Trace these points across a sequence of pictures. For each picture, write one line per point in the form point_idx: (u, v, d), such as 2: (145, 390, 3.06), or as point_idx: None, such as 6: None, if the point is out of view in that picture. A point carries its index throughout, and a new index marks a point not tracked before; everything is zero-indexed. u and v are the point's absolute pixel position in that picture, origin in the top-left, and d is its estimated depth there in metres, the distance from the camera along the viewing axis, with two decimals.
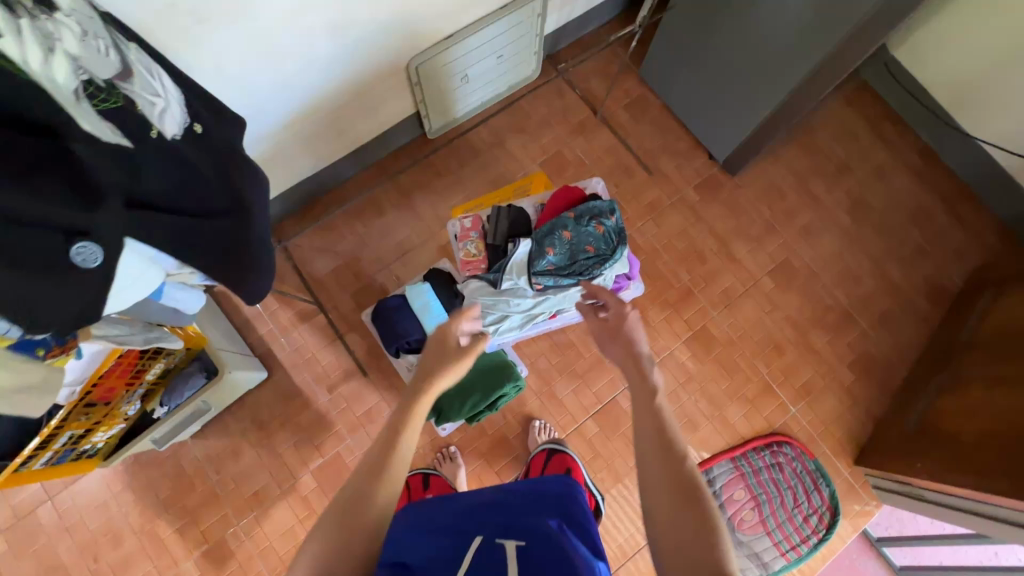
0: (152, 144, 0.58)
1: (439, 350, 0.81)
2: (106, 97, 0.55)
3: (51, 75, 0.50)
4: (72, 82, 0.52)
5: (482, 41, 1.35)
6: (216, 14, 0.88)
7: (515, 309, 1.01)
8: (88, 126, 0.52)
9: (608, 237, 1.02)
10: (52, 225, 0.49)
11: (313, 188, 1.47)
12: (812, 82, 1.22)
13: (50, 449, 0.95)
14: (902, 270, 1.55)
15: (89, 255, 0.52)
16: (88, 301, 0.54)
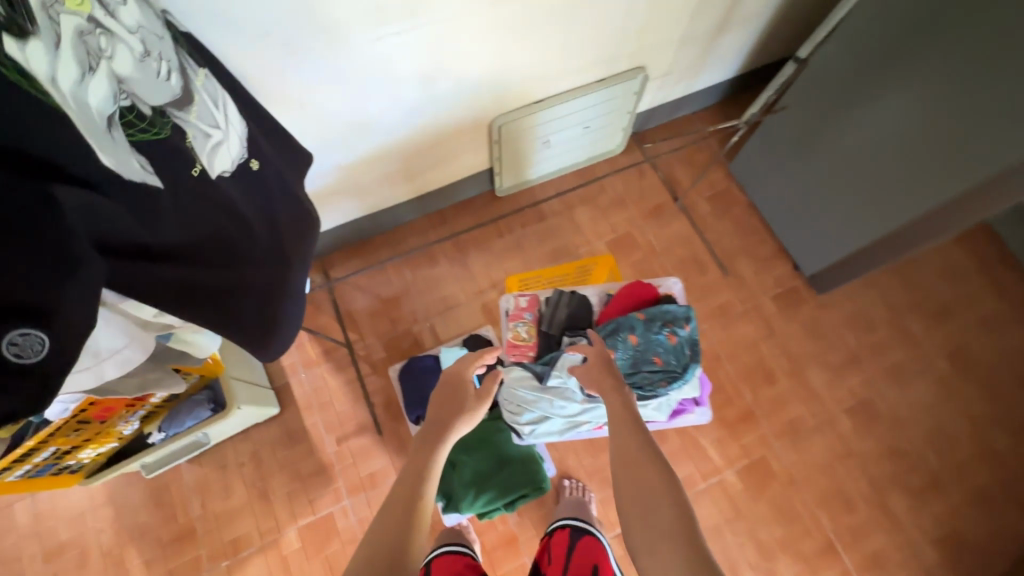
0: (186, 186, 0.57)
1: (454, 394, 0.83)
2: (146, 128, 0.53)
3: (91, 98, 0.47)
4: (109, 108, 0.49)
5: (572, 111, 1.30)
6: (312, 47, 0.86)
7: (557, 412, 0.96)
8: (111, 160, 0.48)
9: (680, 350, 0.90)
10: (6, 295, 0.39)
11: (370, 226, 1.42)
12: (935, 217, 1.06)
13: (30, 462, 0.86)
14: (1010, 442, 1.31)
15: (34, 346, 0.40)
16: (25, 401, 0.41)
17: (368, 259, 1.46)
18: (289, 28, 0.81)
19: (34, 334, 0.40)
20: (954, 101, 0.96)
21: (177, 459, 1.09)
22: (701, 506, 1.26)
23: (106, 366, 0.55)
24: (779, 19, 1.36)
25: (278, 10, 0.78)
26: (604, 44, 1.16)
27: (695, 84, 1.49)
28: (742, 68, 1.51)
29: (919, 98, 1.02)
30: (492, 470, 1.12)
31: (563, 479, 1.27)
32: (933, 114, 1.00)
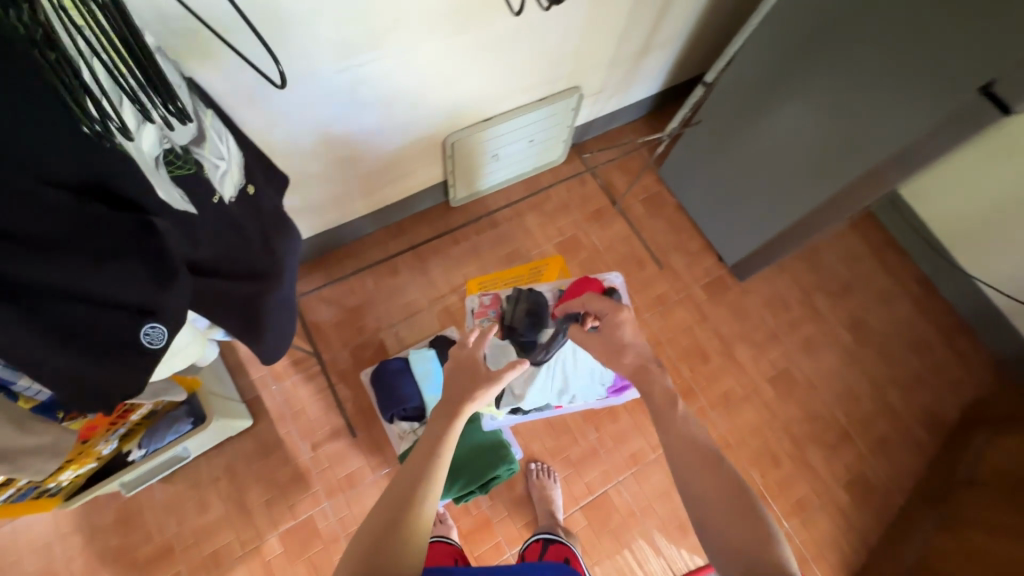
0: (213, 209, 0.64)
1: (466, 376, 0.82)
2: (181, 166, 0.61)
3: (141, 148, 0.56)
4: (153, 150, 0.58)
5: (517, 127, 1.43)
6: (282, 78, 0.94)
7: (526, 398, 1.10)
8: (163, 195, 0.58)
9: None
10: (124, 304, 0.54)
11: (333, 239, 1.49)
12: (824, 211, 1.28)
13: (13, 487, 0.88)
14: (900, 395, 1.56)
15: (160, 334, 0.57)
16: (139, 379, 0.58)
17: (332, 271, 1.53)
18: (263, 62, 0.89)
19: (157, 328, 0.56)
20: (830, 113, 1.17)
21: (156, 475, 1.12)
22: (652, 475, 1.42)
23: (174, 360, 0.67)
24: (691, 43, 1.55)
25: (252, 49, 0.86)
26: (543, 67, 1.29)
27: (625, 100, 1.67)
28: (664, 84, 1.70)
29: (805, 111, 1.22)
30: (465, 458, 1.22)
31: (530, 462, 1.39)
32: (816, 124, 1.21)
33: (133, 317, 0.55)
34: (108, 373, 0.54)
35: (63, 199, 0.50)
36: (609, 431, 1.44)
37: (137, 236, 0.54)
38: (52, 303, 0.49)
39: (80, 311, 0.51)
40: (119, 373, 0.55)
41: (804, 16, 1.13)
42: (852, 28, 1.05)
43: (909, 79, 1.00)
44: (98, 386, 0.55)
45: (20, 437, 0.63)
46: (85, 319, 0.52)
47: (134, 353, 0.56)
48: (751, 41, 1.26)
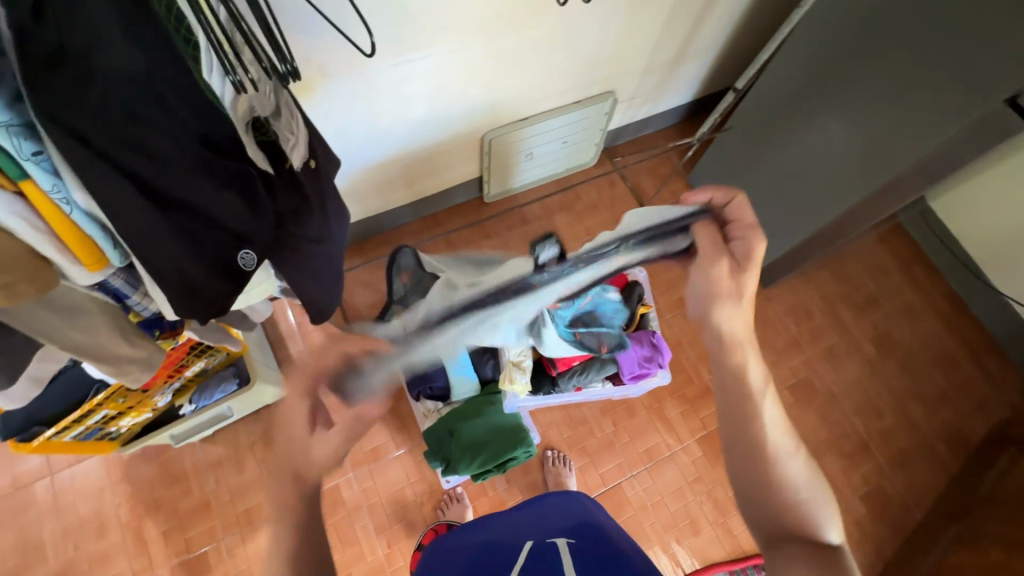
0: (285, 174, 0.68)
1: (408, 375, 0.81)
2: None
3: (236, 111, 0.58)
4: (246, 117, 0.60)
5: (552, 128, 1.50)
6: (346, 65, 1.02)
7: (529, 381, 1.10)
8: (252, 153, 0.60)
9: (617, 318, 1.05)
10: (228, 228, 0.57)
11: (372, 226, 1.58)
12: (854, 216, 1.30)
13: (83, 425, 0.98)
14: (923, 411, 1.55)
15: (252, 259, 0.61)
16: (227, 296, 0.61)
17: (369, 256, 1.61)
18: (323, 53, 0.97)
19: (252, 254, 0.61)
20: (859, 125, 1.20)
21: (202, 431, 1.21)
22: (666, 471, 1.45)
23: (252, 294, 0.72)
24: (726, 54, 1.60)
25: (321, 39, 0.95)
26: (582, 72, 1.37)
27: (658, 106, 1.72)
28: (697, 93, 1.75)
29: (834, 122, 1.25)
30: (484, 439, 1.27)
31: (546, 450, 1.44)
32: (846, 135, 1.24)
33: (231, 243, 0.59)
34: (210, 285, 0.59)
35: (188, 140, 0.52)
36: (625, 425, 1.48)
37: (241, 180, 0.59)
38: (174, 214, 0.53)
39: (194, 226, 0.55)
40: (216, 287, 0.60)
41: (837, 30, 1.17)
42: (883, 42, 1.10)
43: (935, 91, 1.04)
44: (199, 297, 0.59)
45: (123, 345, 0.67)
46: (193, 232, 0.55)
47: (228, 273, 0.60)
48: (783, 54, 1.31)
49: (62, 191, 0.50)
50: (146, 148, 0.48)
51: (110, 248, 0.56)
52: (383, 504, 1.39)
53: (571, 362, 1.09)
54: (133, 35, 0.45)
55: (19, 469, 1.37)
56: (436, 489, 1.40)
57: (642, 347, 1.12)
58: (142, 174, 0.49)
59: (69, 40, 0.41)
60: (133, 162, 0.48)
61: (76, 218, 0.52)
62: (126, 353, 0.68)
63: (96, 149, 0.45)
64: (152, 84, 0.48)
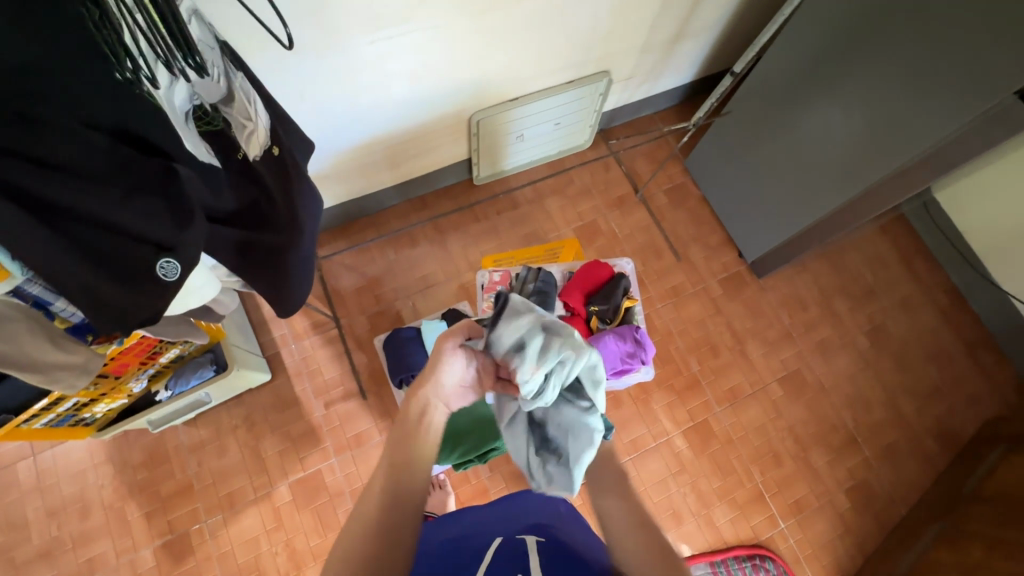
0: (236, 164, 0.66)
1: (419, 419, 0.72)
2: (209, 121, 0.63)
3: (173, 100, 0.56)
4: (184, 105, 0.59)
5: (543, 109, 1.44)
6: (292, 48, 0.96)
7: None
8: (192, 146, 0.58)
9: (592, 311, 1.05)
10: (143, 237, 0.51)
11: (357, 208, 1.54)
12: (856, 205, 1.26)
13: (53, 412, 0.96)
14: (913, 406, 1.53)
15: (175, 269, 0.54)
16: (152, 311, 0.55)
17: (354, 239, 1.58)
18: (295, 28, 0.92)
19: (174, 263, 0.54)
20: (862, 113, 1.15)
21: (180, 416, 1.20)
22: (650, 462, 1.44)
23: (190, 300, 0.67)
24: (729, 32, 1.52)
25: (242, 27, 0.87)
26: (575, 50, 1.31)
27: (656, 87, 1.65)
28: (698, 74, 1.68)
29: (835, 110, 1.20)
30: (466, 430, 1.25)
31: None
32: (847, 124, 1.19)
33: (149, 252, 0.52)
34: (125, 300, 0.53)
35: (97, 137, 0.49)
36: (611, 415, 1.47)
37: (163, 179, 0.52)
38: (74, 225, 0.48)
39: (100, 236, 0.49)
40: (136, 303, 0.53)
41: (841, 12, 1.11)
42: (890, 26, 1.03)
43: (945, 78, 0.99)
44: (117, 312, 0.53)
45: (52, 352, 0.63)
46: (101, 244, 0.49)
47: (150, 286, 0.53)
48: (784, 36, 1.24)
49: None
50: (40, 154, 0.45)
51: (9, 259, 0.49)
52: (365, 489, 1.38)
53: None
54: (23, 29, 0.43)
55: (1, 449, 1.36)
56: None
57: (625, 343, 1.06)
58: (21, 182, 0.44)
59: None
60: (7, 168, 0.43)
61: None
62: (57, 360, 0.64)
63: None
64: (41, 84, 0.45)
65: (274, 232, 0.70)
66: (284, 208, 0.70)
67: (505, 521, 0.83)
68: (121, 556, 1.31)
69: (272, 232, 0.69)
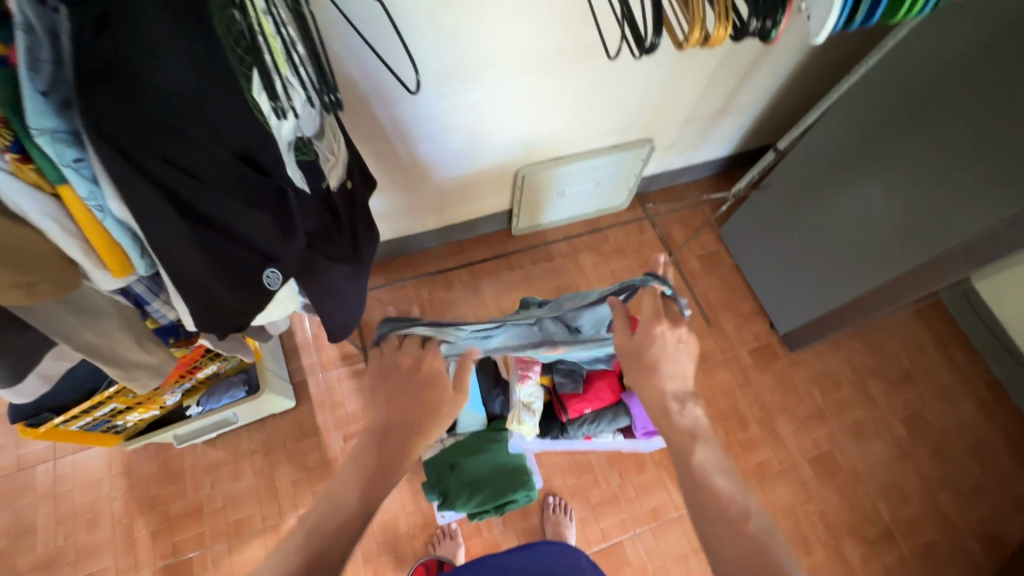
0: (320, 193, 0.68)
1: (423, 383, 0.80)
2: (306, 152, 0.64)
3: (281, 130, 0.58)
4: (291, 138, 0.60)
5: (588, 169, 1.51)
6: (378, 93, 1.04)
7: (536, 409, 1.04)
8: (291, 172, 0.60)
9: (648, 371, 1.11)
10: (258, 249, 0.59)
11: (397, 247, 1.59)
12: (892, 288, 1.25)
13: (91, 416, 0.98)
14: (954, 503, 1.45)
15: (278, 278, 0.63)
16: (249, 313, 0.63)
17: (391, 276, 1.62)
18: (372, 77, 1.00)
19: (278, 273, 0.63)
20: (904, 197, 1.17)
21: (205, 434, 1.21)
22: (670, 534, 1.38)
23: (272, 313, 0.72)
24: (769, 111, 1.59)
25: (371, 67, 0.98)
26: (623, 117, 1.38)
27: (696, 157, 1.71)
28: (736, 148, 1.74)
29: (876, 192, 1.22)
30: (485, 477, 1.23)
31: (548, 495, 1.38)
32: (890, 206, 1.20)
33: (260, 261, 0.60)
34: (229, 301, 0.60)
35: (227, 156, 0.52)
36: (632, 479, 1.42)
37: (276, 198, 0.59)
38: (205, 230, 0.54)
39: (222, 243, 0.56)
40: (238, 303, 0.61)
41: (892, 99, 1.15)
42: (940, 114, 1.07)
43: (991, 169, 1.01)
44: (223, 313, 0.61)
45: (139, 353, 0.68)
46: (226, 250, 0.56)
47: (254, 291, 0.62)
48: (832, 117, 1.29)
49: (97, 199, 0.50)
50: (186, 164, 0.49)
51: (138, 257, 0.58)
52: (373, 530, 1.34)
53: (583, 409, 1.05)
54: (189, 54, 0.46)
55: (25, 451, 1.38)
56: (429, 523, 1.35)
57: None
58: (174, 189, 0.49)
59: (121, 52, 0.42)
60: (166, 176, 0.48)
61: (109, 225, 0.53)
62: (140, 360, 0.70)
63: (134, 161, 0.46)
64: (194, 105, 0.48)
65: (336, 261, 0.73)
66: (346, 238, 0.75)
67: None
68: None
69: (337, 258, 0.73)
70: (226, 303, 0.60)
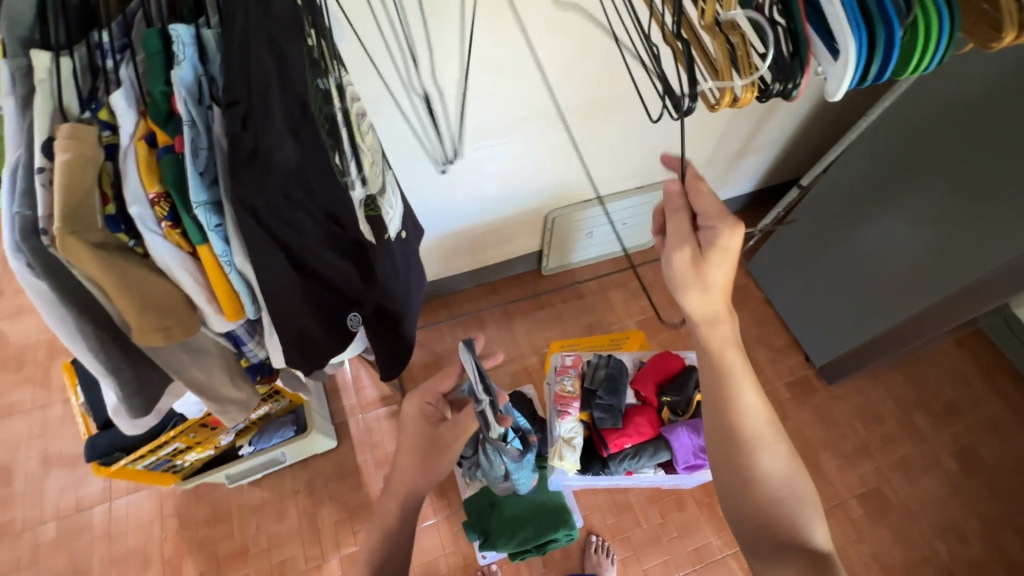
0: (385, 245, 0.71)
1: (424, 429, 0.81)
2: (374, 208, 0.67)
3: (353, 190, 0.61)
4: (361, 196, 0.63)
5: (615, 210, 1.57)
6: (434, 151, 1.15)
7: (576, 444, 1.05)
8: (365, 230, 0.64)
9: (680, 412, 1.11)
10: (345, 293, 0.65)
11: (432, 289, 1.66)
12: (932, 317, 1.25)
13: (155, 455, 1.04)
14: (1018, 543, 1.38)
15: (358, 320, 0.69)
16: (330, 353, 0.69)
17: (426, 317, 1.68)
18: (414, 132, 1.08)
19: (358, 316, 0.68)
20: (931, 229, 1.20)
21: (255, 473, 1.26)
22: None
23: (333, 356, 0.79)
24: (789, 150, 1.65)
25: (424, 129, 1.08)
26: (645, 161, 1.45)
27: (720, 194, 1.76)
28: (759, 185, 1.79)
29: (902, 223, 1.25)
30: (526, 516, 1.25)
31: (590, 534, 1.37)
32: (918, 237, 1.23)
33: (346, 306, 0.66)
34: (321, 339, 0.66)
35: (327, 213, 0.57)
36: (673, 518, 1.40)
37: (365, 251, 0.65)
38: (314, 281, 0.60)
39: (325, 291, 0.63)
40: (322, 343, 0.67)
41: (909, 136, 1.20)
42: (960, 147, 1.11)
43: (1015, 201, 1.04)
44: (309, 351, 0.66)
45: (228, 388, 0.74)
46: (316, 291, 0.62)
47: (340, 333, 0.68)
48: (851, 154, 1.33)
49: (228, 256, 0.56)
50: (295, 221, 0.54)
51: (249, 304, 0.62)
52: (413, 572, 1.33)
53: (624, 444, 1.06)
54: (297, 133, 0.50)
55: (83, 493, 1.45)
56: (470, 564, 1.35)
57: (698, 437, 1.04)
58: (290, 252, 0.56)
59: (259, 143, 0.49)
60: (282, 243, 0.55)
61: (233, 277, 0.58)
62: (229, 394, 0.75)
63: (260, 221, 0.52)
64: (311, 173, 0.53)
65: (403, 306, 0.79)
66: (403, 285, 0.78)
67: None
68: None
69: (400, 304, 0.78)
70: (315, 345, 0.66)
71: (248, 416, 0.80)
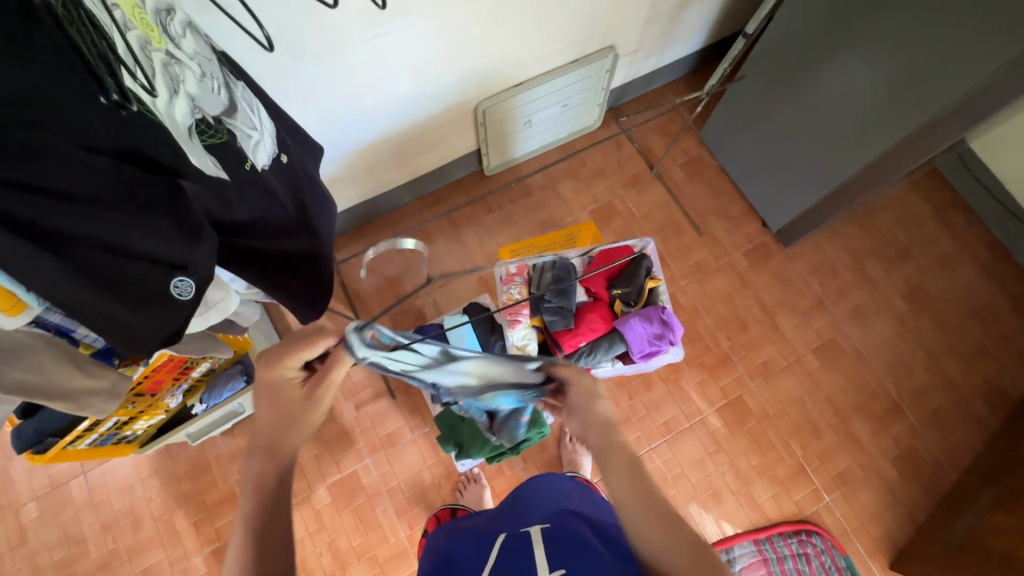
0: (245, 175, 0.68)
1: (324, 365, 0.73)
2: (214, 133, 0.65)
3: (172, 114, 0.60)
4: (187, 120, 0.62)
5: (551, 93, 1.41)
6: (315, 54, 0.97)
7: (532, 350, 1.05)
8: (197, 160, 0.61)
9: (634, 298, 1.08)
10: (159, 259, 0.55)
11: (371, 209, 1.53)
12: (889, 162, 1.18)
13: (96, 432, 0.99)
14: (958, 366, 1.47)
15: (189, 287, 0.59)
16: (182, 326, 0.60)
17: (369, 240, 1.57)
18: (268, 30, 0.88)
19: (187, 281, 0.58)
20: (885, 66, 1.08)
21: (217, 428, 1.24)
22: (685, 442, 1.42)
23: (210, 314, 0.73)
24: None
25: (294, 27, 0.90)
26: (576, 27, 1.26)
27: (664, 58, 1.60)
28: (707, 40, 1.62)
29: (857, 63, 1.13)
30: None
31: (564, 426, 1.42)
32: (873, 77, 1.11)
33: (164, 272, 0.56)
34: (139, 323, 0.55)
35: (101, 160, 0.51)
36: (642, 399, 1.44)
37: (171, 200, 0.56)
38: (79, 252, 0.49)
39: (108, 260, 0.51)
40: (152, 322, 0.57)
41: None
42: None
43: (974, 21, 0.91)
44: (140, 333, 0.56)
45: (79, 379, 0.69)
46: (107, 270, 0.52)
47: (164, 302, 0.57)
48: None
49: None
50: (31, 182, 0.46)
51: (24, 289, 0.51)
52: (400, 487, 1.39)
53: (578, 343, 1.04)
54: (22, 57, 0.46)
55: (54, 470, 1.42)
56: (453, 471, 1.40)
57: (651, 325, 1.02)
58: (30, 217, 0.46)
59: None
60: (13, 205, 0.45)
61: None
62: (92, 387, 0.72)
63: None
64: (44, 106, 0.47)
65: (305, 243, 0.79)
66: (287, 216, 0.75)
67: (526, 516, 0.82)
68: (174, 565, 1.36)
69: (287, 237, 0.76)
70: (142, 328, 0.56)
71: (116, 405, 0.77)
